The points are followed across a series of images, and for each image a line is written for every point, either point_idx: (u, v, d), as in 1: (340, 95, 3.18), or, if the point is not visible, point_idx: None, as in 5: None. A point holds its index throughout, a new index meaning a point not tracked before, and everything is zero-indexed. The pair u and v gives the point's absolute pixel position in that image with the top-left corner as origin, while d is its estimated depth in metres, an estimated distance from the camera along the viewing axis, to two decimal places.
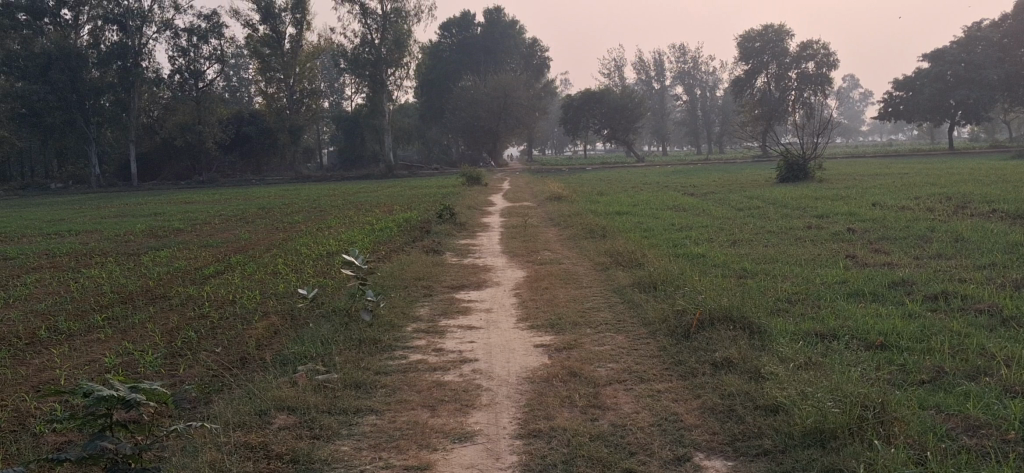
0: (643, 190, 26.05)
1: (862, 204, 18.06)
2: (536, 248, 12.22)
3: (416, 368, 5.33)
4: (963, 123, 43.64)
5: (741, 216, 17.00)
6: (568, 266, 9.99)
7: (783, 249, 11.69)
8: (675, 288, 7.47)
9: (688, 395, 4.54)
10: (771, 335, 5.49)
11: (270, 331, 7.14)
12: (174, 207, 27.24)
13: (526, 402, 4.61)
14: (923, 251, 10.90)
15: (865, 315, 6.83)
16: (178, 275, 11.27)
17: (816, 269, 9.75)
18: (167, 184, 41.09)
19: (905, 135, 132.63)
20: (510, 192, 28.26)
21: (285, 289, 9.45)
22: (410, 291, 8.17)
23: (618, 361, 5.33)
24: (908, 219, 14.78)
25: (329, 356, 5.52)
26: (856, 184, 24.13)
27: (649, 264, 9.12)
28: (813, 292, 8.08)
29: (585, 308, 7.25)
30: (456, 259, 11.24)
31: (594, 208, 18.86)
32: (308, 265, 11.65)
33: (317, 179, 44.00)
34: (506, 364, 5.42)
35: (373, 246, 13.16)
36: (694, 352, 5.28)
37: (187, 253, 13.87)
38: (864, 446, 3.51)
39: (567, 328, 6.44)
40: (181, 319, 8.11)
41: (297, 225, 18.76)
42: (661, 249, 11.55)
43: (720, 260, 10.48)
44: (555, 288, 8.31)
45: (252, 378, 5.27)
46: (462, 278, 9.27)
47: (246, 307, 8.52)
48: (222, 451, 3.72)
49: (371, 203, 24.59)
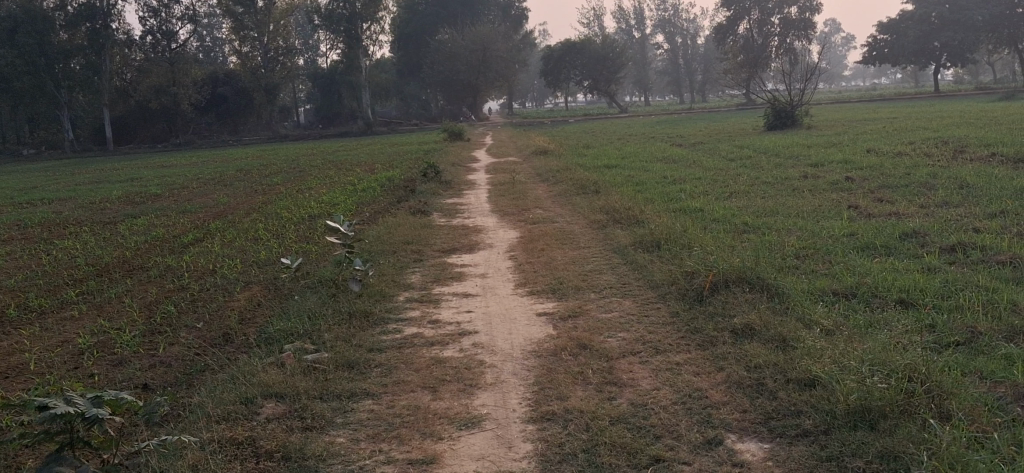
0: (629, 141, 25.64)
1: (855, 151, 17.74)
2: (526, 206, 11.81)
3: (413, 343, 4.96)
4: (948, 65, 43.33)
5: (733, 166, 16.72)
6: (561, 225, 9.61)
7: (781, 202, 11.35)
8: (679, 247, 7.09)
9: (710, 368, 4.18)
10: (790, 298, 5.13)
11: (253, 304, 6.76)
12: (149, 172, 26.64)
13: (535, 380, 4.24)
14: (927, 200, 10.58)
15: (884, 271, 6.49)
16: (156, 244, 10.85)
17: (820, 223, 9.40)
18: (143, 147, 40.43)
19: (886, 80, 132.67)
20: (493, 146, 27.80)
21: (267, 256, 9.05)
22: (400, 256, 7.77)
23: (628, 331, 4.98)
24: (905, 165, 14.46)
25: (320, 331, 5.16)
26: (845, 130, 23.82)
27: (648, 221, 8.75)
28: (822, 247, 7.76)
29: (587, 271, 6.87)
30: (444, 219, 10.86)
31: (582, 162, 18.57)
32: (289, 230, 11.25)
33: (296, 138, 43.36)
34: (508, 337, 5.06)
35: (356, 208, 12.77)
36: (710, 319, 4.92)
37: (164, 220, 13.44)
38: (921, 427, 3.15)
39: (570, 294, 6.07)
40: (159, 293, 7.70)
41: (276, 187, 18.30)
42: (657, 204, 11.24)
43: (720, 215, 10.13)
44: (552, 249, 7.94)
45: (235, 361, 4.89)
46: (453, 240, 8.87)
47: (226, 277, 8.12)
48: (204, 451, 3.32)
49: (352, 162, 24.08)
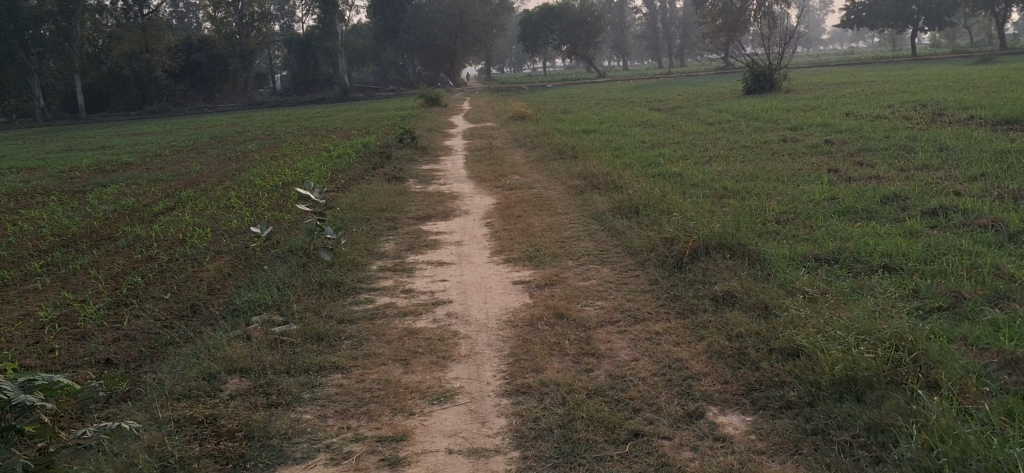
0: (607, 106, 25.48)
1: (834, 114, 17.66)
2: (503, 171, 11.65)
3: (385, 313, 4.82)
4: (926, 28, 43.24)
5: (712, 130, 16.61)
6: (539, 191, 9.46)
7: (761, 166, 11.25)
8: (657, 212, 6.97)
9: (690, 337, 4.07)
10: (771, 263, 5.02)
11: (222, 274, 6.61)
12: (121, 140, 26.27)
13: (511, 352, 4.11)
14: (907, 163, 10.51)
15: (865, 235, 6.40)
16: (126, 213, 10.65)
17: (800, 187, 9.31)
18: (116, 115, 39.89)
19: (864, 44, 132.73)
20: (470, 113, 27.55)
21: (238, 225, 8.88)
22: (373, 224, 7.61)
23: (606, 299, 4.86)
24: (885, 128, 14.39)
25: (289, 302, 5.02)
26: (824, 94, 23.72)
27: (627, 186, 8.62)
28: (803, 212, 7.66)
29: (564, 237, 6.74)
30: (420, 185, 10.69)
31: (560, 127, 18.42)
32: (262, 197, 11.05)
33: (271, 105, 42.91)
34: (484, 306, 4.93)
35: (331, 175, 12.56)
36: (690, 286, 4.81)
37: (135, 189, 13.19)
38: (908, 398, 3.03)
39: (547, 261, 5.94)
40: (126, 263, 7.52)
41: (250, 154, 18.04)
42: (636, 168, 11.12)
43: (700, 180, 10.02)
44: (529, 216, 7.79)
45: (200, 334, 4.74)
46: (428, 207, 8.70)
47: (196, 247, 7.95)
48: (162, 431, 3.17)
49: (328, 129, 23.81)
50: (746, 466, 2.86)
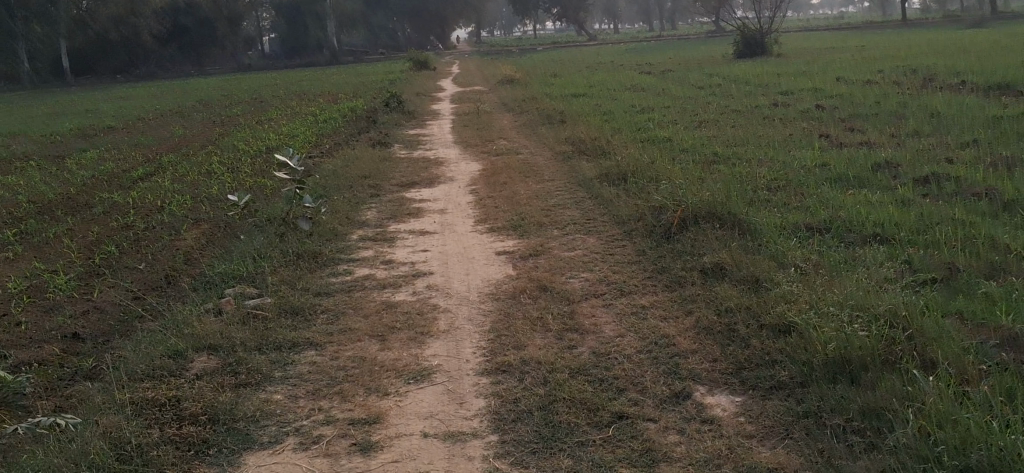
0: (597, 69, 25.24)
1: (825, 79, 17.48)
2: (490, 137, 11.46)
3: (362, 286, 4.67)
4: None
5: (702, 95, 16.44)
6: (525, 157, 9.29)
7: (751, 132, 11.10)
8: (645, 180, 6.81)
9: (677, 311, 3.93)
10: (762, 233, 4.87)
11: (199, 243, 6.44)
12: (106, 104, 25.94)
13: (492, 327, 3.96)
14: (899, 129, 10.36)
15: (857, 204, 6.25)
16: (105, 180, 10.45)
17: (790, 153, 9.17)
18: (102, 79, 39.42)
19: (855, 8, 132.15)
20: (459, 76, 27.28)
21: (217, 192, 8.69)
22: (355, 191, 7.43)
23: (592, 271, 4.71)
24: (876, 94, 14.23)
25: (265, 273, 4.86)
26: (815, 59, 23.52)
27: (615, 152, 8.45)
28: (794, 179, 7.51)
29: (550, 205, 6.58)
30: (405, 152, 10.51)
31: (549, 91, 18.21)
32: (244, 163, 10.87)
33: (259, 68, 42.48)
34: (465, 278, 4.78)
35: (314, 140, 12.37)
36: (678, 257, 4.66)
37: (116, 154, 12.98)
38: (905, 379, 2.89)
39: (532, 231, 5.78)
40: (102, 232, 7.36)
41: (234, 119, 17.80)
42: (624, 134, 10.95)
43: (689, 147, 9.86)
44: (515, 183, 7.62)
45: (171, 308, 4.58)
46: (412, 174, 8.52)
47: (173, 215, 7.78)
48: (122, 414, 3.02)
49: (315, 92, 23.53)
50: (735, 452, 2.72)
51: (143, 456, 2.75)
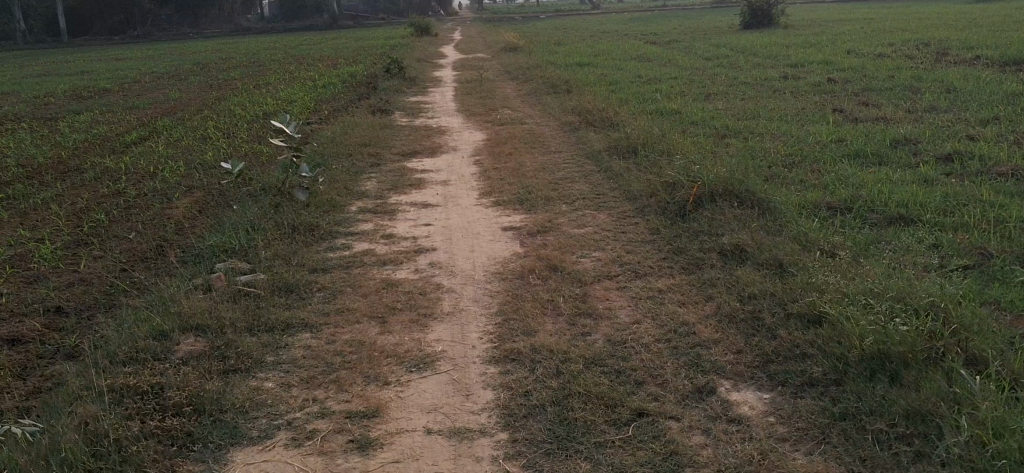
0: (601, 38, 24.90)
1: (834, 52, 17.19)
2: (493, 105, 11.19)
3: (362, 263, 4.42)
4: None
5: (710, 66, 16.16)
6: (531, 127, 9.03)
7: (761, 105, 10.83)
8: (657, 153, 6.55)
9: (696, 296, 3.68)
10: (784, 213, 4.62)
11: (192, 213, 6.20)
12: (101, 65, 25.57)
13: (499, 310, 3.72)
14: (914, 105, 10.11)
15: (878, 182, 6.02)
16: (96, 144, 10.20)
17: (804, 128, 8.92)
18: (99, 39, 38.94)
19: None
20: (460, 43, 26.89)
21: (212, 159, 8.45)
22: (354, 160, 7.17)
23: (604, 250, 4.47)
24: (889, 67, 13.95)
25: (260, 247, 4.62)
26: (823, 31, 23.17)
27: (623, 124, 8.21)
28: (810, 155, 7.26)
29: (557, 178, 6.32)
30: (406, 119, 10.24)
31: (553, 59, 17.92)
32: (241, 129, 10.63)
33: (259, 31, 42.03)
34: (470, 255, 4.54)
35: (314, 106, 12.11)
36: (696, 238, 4.41)
37: (111, 117, 12.72)
38: (950, 378, 2.65)
39: (540, 205, 5.54)
40: (92, 199, 7.13)
41: (233, 82, 17.53)
42: (632, 104, 10.70)
43: (699, 119, 9.61)
44: (521, 154, 7.37)
45: (160, 283, 4.35)
46: (413, 142, 8.27)
47: (166, 182, 7.54)
48: (99, 404, 2.78)
49: (315, 57, 23.18)
50: (768, 458, 2.49)
51: (120, 452, 2.52)
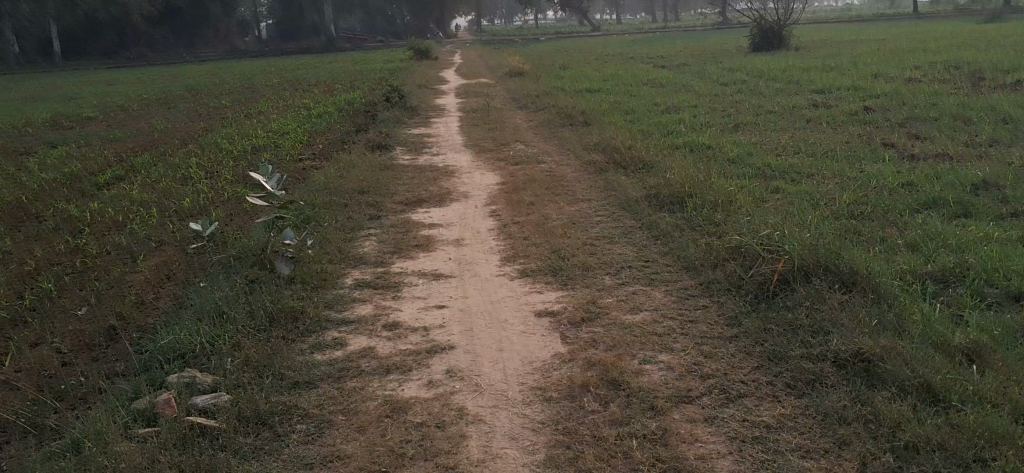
0: (607, 61, 24.01)
1: (859, 75, 16.24)
2: (504, 139, 10.22)
3: (361, 372, 3.38)
4: None
5: (730, 91, 15.22)
6: (550, 166, 8.04)
7: (798, 138, 9.88)
8: (710, 208, 5.54)
9: (828, 443, 2.64)
10: (901, 298, 3.59)
11: (158, 283, 5.19)
12: (89, 90, 24.63)
13: (549, 459, 2.67)
14: (971, 138, 9.12)
15: (980, 244, 5.00)
16: (64, 185, 9.20)
17: (859, 167, 7.93)
18: (94, 62, 38.01)
19: None
20: (462, 66, 25.99)
21: (189, 205, 7.45)
22: (351, 213, 6.15)
23: (676, 352, 3.43)
24: (925, 93, 13.00)
25: (231, 348, 3.60)
26: (838, 52, 22.30)
27: (658, 165, 7.22)
28: (881, 204, 6.24)
29: (593, 238, 5.31)
30: (408, 156, 9.24)
31: (561, 84, 17.00)
32: (226, 166, 9.66)
33: (256, 54, 41.15)
34: (501, 358, 3.49)
35: (307, 140, 11.12)
36: (797, 339, 3.37)
37: (86, 152, 11.73)
38: None
39: (578, 278, 4.51)
40: (42, 258, 6.13)
41: (222, 111, 16.56)
42: (656, 138, 9.72)
43: (736, 155, 8.63)
44: (544, 203, 6.36)
45: (93, 405, 3.31)
46: (418, 187, 7.27)
47: (133, 237, 6.52)
48: None
49: (310, 82, 22.23)
50: None
51: None
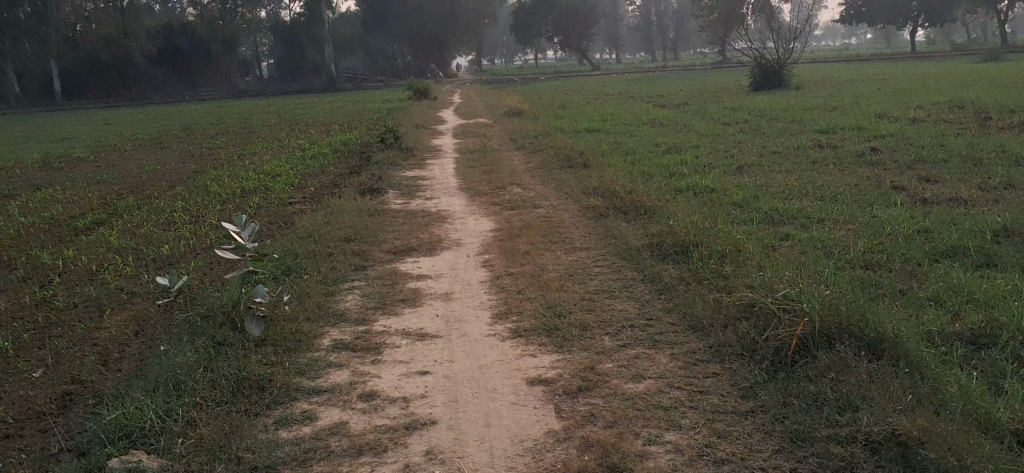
0: (607, 101, 23.75)
1: (863, 115, 15.95)
2: (500, 182, 9.87)
3: (330, 455, 3.00)
4: (926, 26, 42.26)
5: (732, 132, 14.91)
6: (547, 211, 7.68)
7: (804, 180, 9.54)
8: (718, 260, 5.18)
9: None
10: (935, 367, 3.21)
11: (125, 341, 4.82)
12: (83, 130, 24.34)
13: None
14: (985, 181, 8.76)
15: (1009, 298, 4.63)
16: (42, 230, 8.85)
17: (870, 211, 7.58)
18: (93, 102, 37.82)
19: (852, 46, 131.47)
20: (460, 106, 25.73)
21: (168, 253, 7.09)
22: (334, 263, 5.79)
23: (684, 430, 3.05)
24: (932, 133, 12.68)
25: (188, 425, 3.23)
26: (840, 92, 22.05)
27: (660, 211, 6.88)
28: (897, 252, 5.87)
29: (592, 291, 4.95)
30: (400, 200, 8.88)
31: (560, 124, 16.70)
32: (212, 211, 9.30)
33: (255, 93, 40.96)
34: (487, 436, 3.10)
35: (298, 183, 10.79)
36: (822, 417, 2.99)
37: (71, 194, 11.39)
38: None
39: (576, 338, 4.14)
40: (4, 312, 5.75)
41: (215, 151, 16.26)
42: (657, 181, 9.39)
43: (740, 199, 8.28)
44: (540, 252, 6.00)
45: None
46: (408, 234, 6.91)
47: (105, 288, 6.16)
48: None
49: (307, 122, 21.96)
50: None
51: None
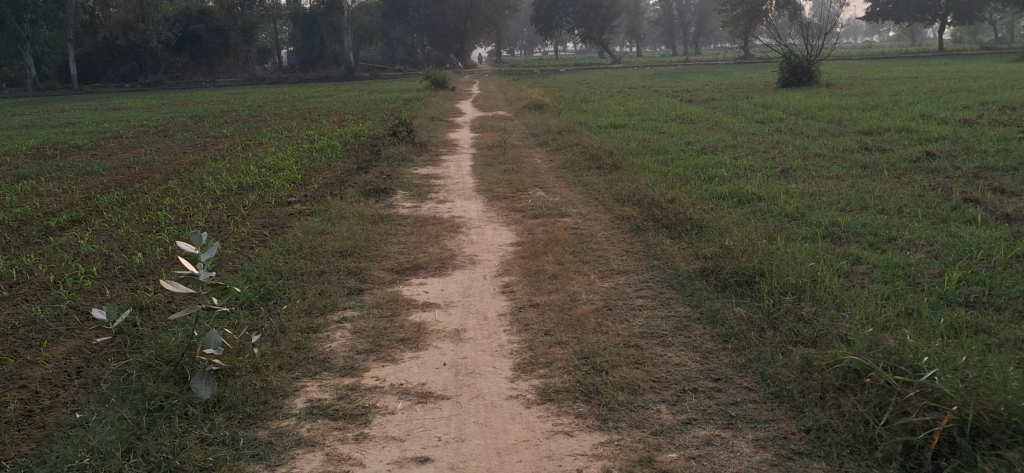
0: (631, 95, 22.75)
1: (906, 115, 14.92)
2: (521, 183, 8.90)
3: None
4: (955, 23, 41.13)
5: (768, 131, 13.88)
6: (575, 221, 6.71)
7: (860, 188, 8.55)
8: (794, 299, 4.19)
9: None
10: None
11: (55, 379, 3.85)
12: (92, 115, 23.47)
13: None
14: None
15: None
16: (12, 229, 7.92)
17: (949, 228, 6.57)
18: (110, 86, 36.98)
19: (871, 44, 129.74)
20: (479, 97, 24.79)
21: (141, 262, 6.15)
22: (322, 286, 4.82)
23: None
24: (988, 136, 11.66)
25: None
26: (874, 89, 21.01)
27: (709, 226, 5.90)
28: (1003, 282, 4.85)
29: (638, 333, 3.98)
30: (408, 203, 7.92)
31: (584, 119, 15.71)
32: (203, 209, 8.36)
33: (271, 81, 40.09)
34: None
35: (301, 179, 9.86)
36: None
37: (55, 186, 10.47)
38: None
39: (626, 409, 3.16)
40: None
41: (219, 141, 15.34)
42: (697, 186, 8.41)
43: (794, 209, 7.29)
44: (570, 275, 5.03)
45: None
46: (415, 246, 5.95)
47: (57, 304, 5.21)
48: None
49: (320, 112, 21.01)
50: None
51: None
